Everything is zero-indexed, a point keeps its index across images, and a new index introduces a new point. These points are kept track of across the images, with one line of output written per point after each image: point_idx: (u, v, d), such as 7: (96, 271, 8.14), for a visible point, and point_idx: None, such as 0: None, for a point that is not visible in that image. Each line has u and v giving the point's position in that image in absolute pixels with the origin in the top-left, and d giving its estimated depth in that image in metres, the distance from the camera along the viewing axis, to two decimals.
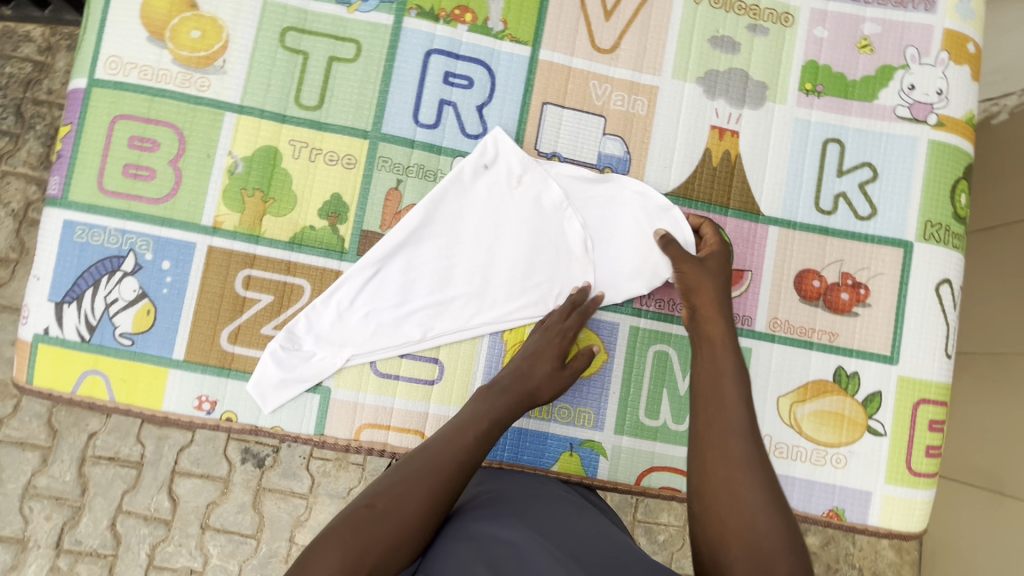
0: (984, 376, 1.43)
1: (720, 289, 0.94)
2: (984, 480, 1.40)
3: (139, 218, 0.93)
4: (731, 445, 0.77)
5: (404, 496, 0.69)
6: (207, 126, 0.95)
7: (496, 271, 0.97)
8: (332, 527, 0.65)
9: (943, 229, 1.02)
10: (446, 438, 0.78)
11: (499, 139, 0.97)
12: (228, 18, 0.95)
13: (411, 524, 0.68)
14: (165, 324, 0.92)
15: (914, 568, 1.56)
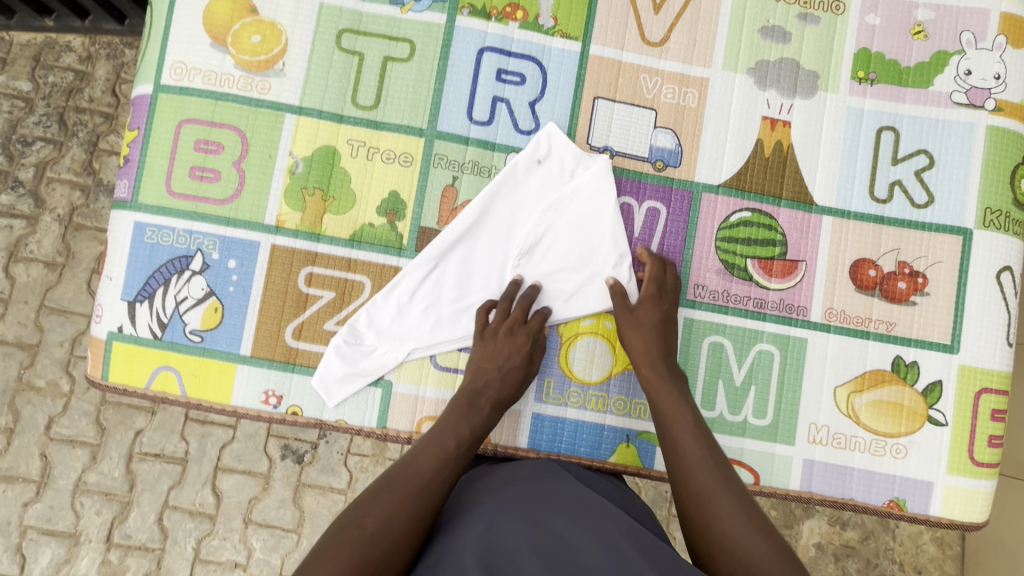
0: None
1: (657, 357, 0.93)
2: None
3: (205, 218, 0.96)
4: (716, 490, 0.82)
5: (389, 513, 0.74)
6: (269, 127, 0.97)
7: (548, 266, 0.98)
8: (322, 547, 0.70)
9: (1003, 215, 1.00)
10: (422, 453, 0.83)
11: (553, 135, 0.98)
12: (287, 22, 0.98)
13: (397, 532, 0.72)
14: (232, 321, 0.95)
15: (957, 564, 1.54)
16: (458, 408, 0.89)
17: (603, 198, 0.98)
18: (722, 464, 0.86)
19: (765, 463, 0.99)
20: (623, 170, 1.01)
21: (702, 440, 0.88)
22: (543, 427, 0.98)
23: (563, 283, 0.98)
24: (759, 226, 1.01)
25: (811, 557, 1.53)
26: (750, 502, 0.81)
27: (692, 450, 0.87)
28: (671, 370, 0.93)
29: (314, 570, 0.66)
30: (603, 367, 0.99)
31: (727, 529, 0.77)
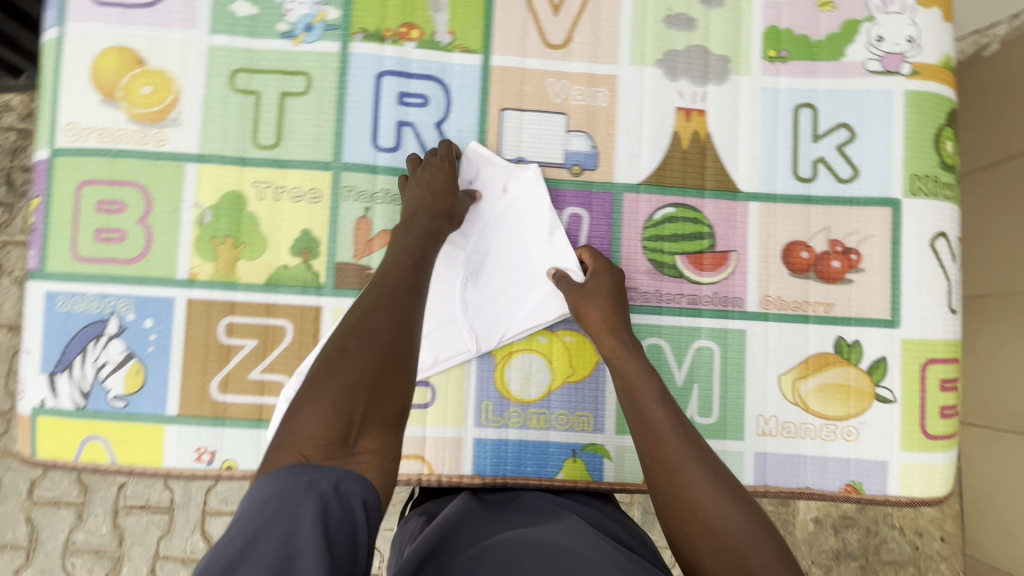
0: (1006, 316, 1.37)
1: (619, 324, 0.90)
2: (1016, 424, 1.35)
3: (116, 280, 0.93)
4: (687, 458, 0.77)
5: (371, 331, 0.72)
6: (171, 179, 0.94)
7: (494, 284, 0.97)
8: (306, 398, 0.66)
9: (931, 180, 0.98)
10: (370, 288, 0.79)
11: (478, 155, 0.97)
12: (176, 68, 0.95)
13: (360, 342, 0.71)
14: (154, 382, 0.92)
15: (956, 522, 1.52)
16: (406, 262, 0.83)
17: (538, 207, 0.97)
18: (692, 433, 0.80)
19: None
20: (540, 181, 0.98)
21: (669, 410, 0.82)
22: (486, 451, 0.96)
23: (526, 296, 0.97)
24: (684, 221, 0.99)
25: (809, 532, 1.51)
26: (723, 472, 0.77)
27: (660, 425, 0.80)
28: (630, 334, 0.90)
29: (307, 409, 0.64)
30: (541, 384, 0.97)
31: (701, 507, 0.74)
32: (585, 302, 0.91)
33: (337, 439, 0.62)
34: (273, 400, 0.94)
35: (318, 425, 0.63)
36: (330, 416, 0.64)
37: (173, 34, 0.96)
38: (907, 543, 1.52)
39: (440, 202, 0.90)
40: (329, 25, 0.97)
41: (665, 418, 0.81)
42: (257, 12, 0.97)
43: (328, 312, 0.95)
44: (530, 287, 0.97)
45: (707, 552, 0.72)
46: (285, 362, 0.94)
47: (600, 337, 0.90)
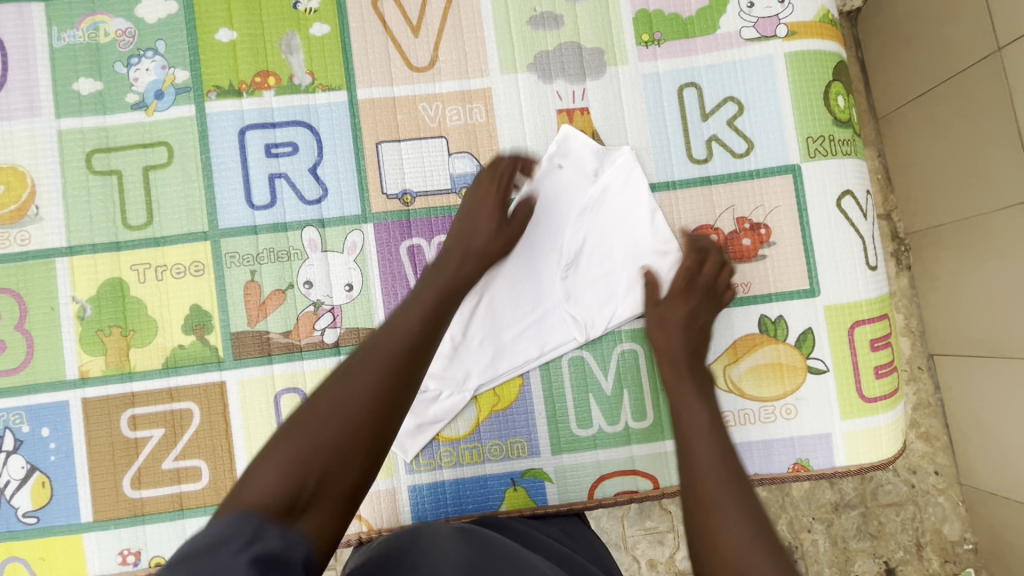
0: (964, 242, 1.32)
1: (678, 354, 0.86)
2: (991, 347, 1.31)
3: (3, 393, 0.88)
4: (726, 488, 0.71)
5: (341, 395, 0.61)
6: (42, 278, 0.89)
7: (586, 272, 0.95)
8: (266, 455, 0.58)
9: (827, 140, 0.95)
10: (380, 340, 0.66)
11: (570, 136, 0.94)
12: (28, 161, 0.90)
13: (330, 417, 0.60)
14: (64, 491, 0.88)
15: (948, 454, 1.49)
16: (433, 283, 0.77)
17: (634, 188, 0.94)
18: (735, 462, 0.74)
19: (659, 464, 0.94)
20: (430, 210, 0.94)
21: (720, 436, 0.76)
22: (423, 497, 0.92)
23: (618, 284, 0.95)
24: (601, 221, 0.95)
25: (806, 489, 1.52)
26: (759, 509, 0.69)
27: (706, 454, 0.75)
28: (695, 376, 0.84)
29: (260, 468, 0.56)
30: (469, 417, 0.93)
31: (725, 536, 0.67)
32: (666, 331, 0.87)
33: (280, 507, 0.53)
34: (192, 487, 0.89)
35: (266, 492, 0.54)
36: (283, 481, 0.55)
37: (17, 126, 0.91)
38: (903, 483, 1.51)
39: (479, 242, 0.85)
40: (180, 88, 0.92)
41: (712, 452, 0.75)
42: (103, 87, 0.92)
43: (233, 385, 0.90)
44: (633, 268, 0.95)
45: None
46: (197, 445, 0.90)
47: (670, 355, 0.86)
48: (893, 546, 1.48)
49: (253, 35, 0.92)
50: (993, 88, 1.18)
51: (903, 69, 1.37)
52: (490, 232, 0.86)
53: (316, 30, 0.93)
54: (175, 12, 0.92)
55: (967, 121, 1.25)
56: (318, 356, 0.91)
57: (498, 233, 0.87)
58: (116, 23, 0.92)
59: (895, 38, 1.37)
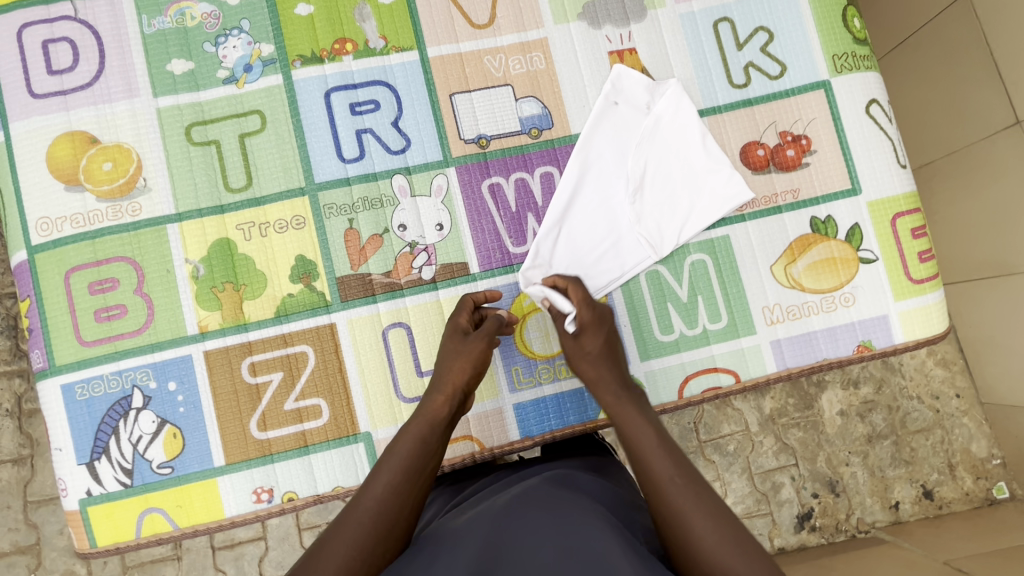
0: (963, 173, 1.50)
1: (614, 381, 0.89)
2: (994, 266, 1.47)
3: (129, 354, 0.94)
4: (689, 501, 0.72)
5: (353, 514, 0.76)
6: (155, 244, 0.96)
7: (650, 197, 1.03)
8: (318, 546, 0.73)
9: (850, 56, 1.06)
10: (430, 401, 0.87)
11: (623, 75, 1.04)
12: (131, 139, 0.97)
13: (412, 452, 0.82)
14: (195, 439, 0.93)
15: (966, 376, 1.65)
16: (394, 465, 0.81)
17: (685, 115, 1.03)
18: (697, 483, 0.74)
19: (738, 360, 1.02)
20: (504, 151, 1.03)
21: (676, 462, 0.76)
22: (528, 413, 0.99)
23: (682, 204, 1.03)
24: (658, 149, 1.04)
25: (839, 426, 1.61)
26: (738, 530, 0.70)
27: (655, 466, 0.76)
28: (629, 393, 0.88)
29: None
30: None
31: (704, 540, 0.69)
32: (596, 365, 0.91)
33: None
34: (314, 424, 0.95)
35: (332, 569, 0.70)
36: None
37: (118, 107, 0.98)
38: (929, 409, 1.64)
39: (440, 410, 0.87)
40: (266, 60, 1.00)
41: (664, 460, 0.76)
42: (194, 66, 1.00)
43: (343, 326, 0.97)
44: (692, 188, 1.04)
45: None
46: (315, 385, 0.96)
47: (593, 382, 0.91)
48: (927, 469, 1.61)
49: (329, 7, 1.01)
50: (963, 29, 1.40)
51: (888, 23, 1.61)
52: (448, 398, 0.88)
53: None
54: None
55: (943, 62, 1.47)
56: (418, 292, 0.99)
57: (460, 351, 0.90)
58: (201, 7, 1.00)
59: None
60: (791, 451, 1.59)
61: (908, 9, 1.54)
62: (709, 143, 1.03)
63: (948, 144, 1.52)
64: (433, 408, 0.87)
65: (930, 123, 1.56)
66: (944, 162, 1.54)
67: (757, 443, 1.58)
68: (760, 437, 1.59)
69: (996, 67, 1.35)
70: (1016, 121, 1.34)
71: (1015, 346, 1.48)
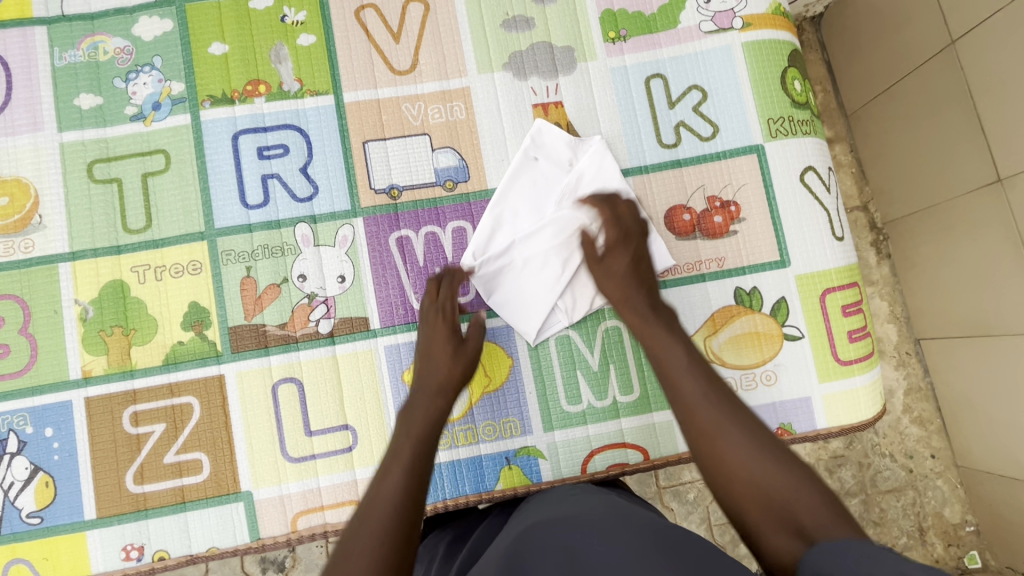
0: (942, 227, 1.43)
1: (640, 301, 0.88)
2: (972, 326, 1.41)
3: (8, 396, 0.91)
4: (728, 434, 0.71)
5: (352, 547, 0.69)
6: (46, 283, 0.93)
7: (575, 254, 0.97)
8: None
9: (786, 120, 1.01)
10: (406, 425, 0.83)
11: (543, 129, 0.99)
12: (31, 173, 0.95)
13: (399, 477, 0.76)
14: (68, 489, 0.90)
15: (943, 436, 1.55)
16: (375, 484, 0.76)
17: (608, 172, 0.98)
18: (758, 426, 0.73)
19: (648, 436, 0.97)
20: (416, 203, 0.99)
21: (744, 425, 0.72)
22: None
23: None
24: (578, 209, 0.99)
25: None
26: (793, 464, 0.69)
27: (691, 393, 0.76)
28: (657, 315, 0.87)
29: None
30: (461, 400, 0.96)
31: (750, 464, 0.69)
32: (643, 325, 0.86)
33: None
34: (194, 479, 0.91)
35: None
36: None
37: (21, 140, 0.95)
38: (902, 468, 1.55)
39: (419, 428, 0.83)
40: (176, 99, 0.97)
41: (697, 385, 0.77)
42: (103, 101, 0.97)
43: (232, 378, 0.93)
44: None
45: (747, 503, 0.67)
46: (198, 439, 0.92)
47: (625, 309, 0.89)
48: (896, 532, 1.53)
49: (244, 47, 0.98)
50: (946, 81, 1.34)
51: (861, 75, 1.55)
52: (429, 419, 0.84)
53: (303, 40, 1.00)
54: (170, 29, 0.98)
55: (925, 112, 1.41)
56: (313, 346, 0.94)
57: (456, 357, 0.89)
58: (114, 41, 0.98)
59: (853, 38, 1.54)
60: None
61: (886, 56, 1.47)
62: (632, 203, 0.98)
63: (925, 195, 1.45)
64: (421, 424, 0.83)
65: (909, 174, 1.49)
66: (923, 214, 1.47)
67: None
68: None
69: (980, 123, 1.30)
70: (998, 179, 1.28)
71: (1000, 413, 1.39)
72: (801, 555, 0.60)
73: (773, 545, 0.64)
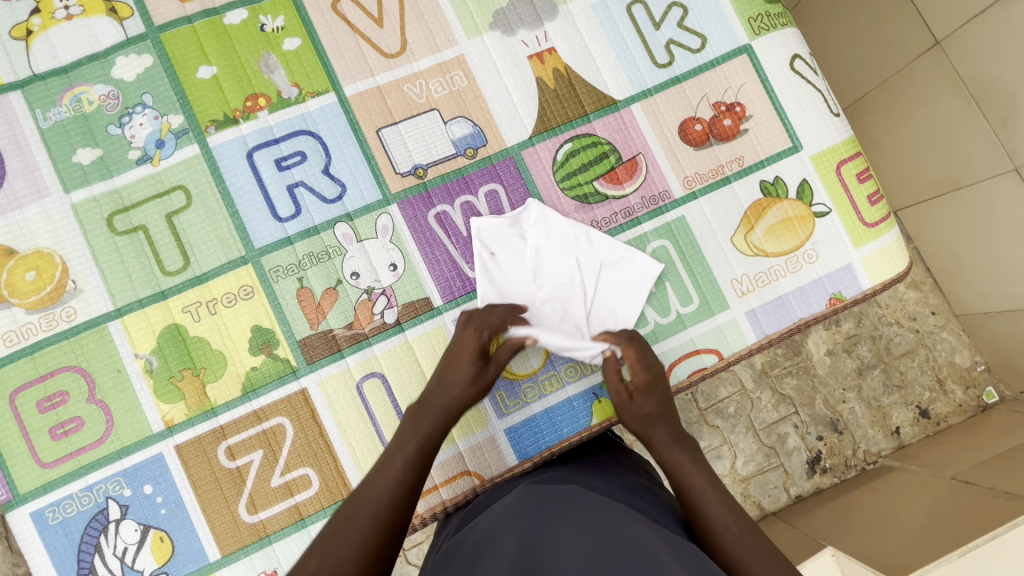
0: (897, 100, 1.51)
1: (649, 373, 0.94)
2: (945, 183, 1.50)
3: (95, 466, 0.89)
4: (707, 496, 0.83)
5: (363, 496, 0.81)
6: (100, 346, 0.90)
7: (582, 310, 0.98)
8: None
9: (765, 16, 1.06)
10: (409, 424, 0.87)
11: (479, 225, 0.98)
12: (51, 241, 0.91)
13: (392, 478, 0.82)
14: (184, 538, 0.89)
15: (938, 293, 1.68)
16: (376, 471, 0.83)
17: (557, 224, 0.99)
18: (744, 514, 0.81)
19: (717, 338, 1.02)
20: (444, 177, 1.00)
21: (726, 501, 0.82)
22: (520, 434, 0.97)
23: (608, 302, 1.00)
24: (593, 147, 1.03)
25: (829, 365, 1.63)
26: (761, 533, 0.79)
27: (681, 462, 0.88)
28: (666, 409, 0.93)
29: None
30: (538, 351, 0.99)
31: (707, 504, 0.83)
32: (645, 426, 0.92)
33: None
34: (306, 494, 0.92)
35: None
36: None
37: (30, 211, 0.92)
38: (910, 331, 1.66)
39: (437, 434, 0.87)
40: (178, 132, 0.95)
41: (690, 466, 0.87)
42: (102, 152, 0.94)
43: (315, 389, 0.93)
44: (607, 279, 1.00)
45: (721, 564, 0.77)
46: (298, 455, 0.92)
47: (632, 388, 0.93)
48: (919, 390, 1.64)
49: (232, 65, 0.97)
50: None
51: None
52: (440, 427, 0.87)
53: (288, 45, 0.98)
54: (151, 63, 0.95)
55: None
56: (385, 338, 0.95)
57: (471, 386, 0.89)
58: (97, 89, 0.95)
59: None
60: (790, 400, 1.61)
61: None
62: (595, 239, 0.99)
63: (874, 74, 1.54)
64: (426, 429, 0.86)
65: (856, 58, 1.57)
66: (877, 92, 1.56)
67: (756, 399, 1.60)
68: (757, 393, 1.60)
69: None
70: (935, 42, 1.36)
71: (987, 258, 1.49)
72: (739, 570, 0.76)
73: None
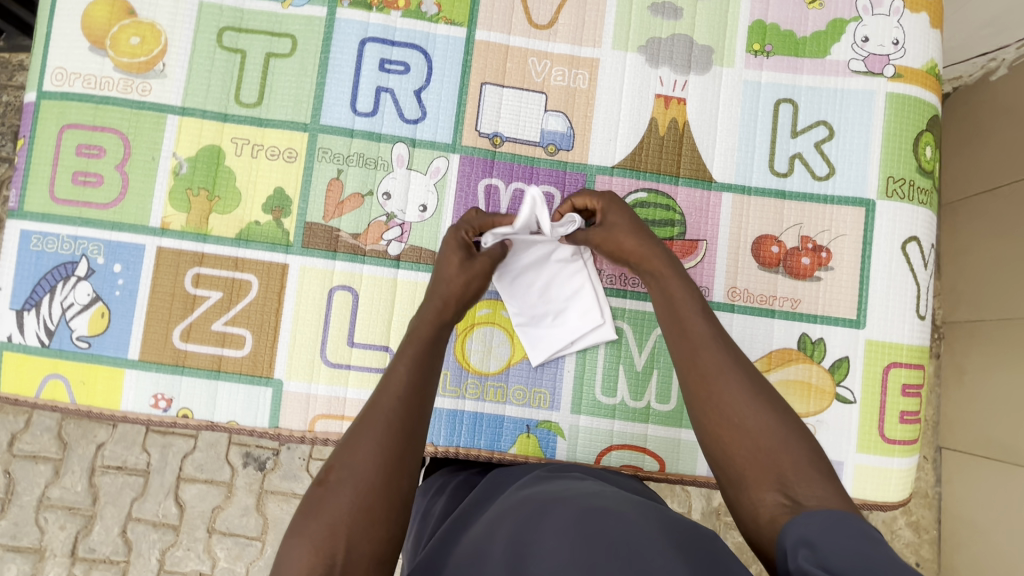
0: (1004, 345, 1.34)
1: (652, 242, 0.87)
2: (1008, 452, 1.32)
3: (90, 223, 0.94)
4: (723, 373, 0.74)
5: (350, 460, 0.68)
6: (151, 130, 0.96)
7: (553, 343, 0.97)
8: (303, 517, 0.65)
9: (907, 184, 0.97)
10: (393, 368, 0.77)
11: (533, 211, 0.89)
12: (166, 22, 0.97)
13: (387, 405, 0.73)
14: (119, 325, 0.94)
15: (933, 549, 1.48)
16: (358, 425, 0.72)
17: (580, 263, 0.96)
18: (775, 399, 0.72)
19: (669, 449, 0.97)
20: (514, 156, 0.98)
21: (748, 380, 0.73)
22: (440, 421, 0.96)
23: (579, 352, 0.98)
24: (662, 209, 0.98)
25: None
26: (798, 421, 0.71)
27: (701, 335, 0.78)
28: (671, 263, 0.86)
29: (291, 549, 0.62)
30: (501, 357, 0.97)
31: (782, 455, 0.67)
32: (640, 247, 0.87)
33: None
34: (233, 353, 0.94)
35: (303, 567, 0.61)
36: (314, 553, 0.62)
37: None
38: None
39: (400, 387, 0.75)
40: None
41: (708, 336, 0.78)
42: None
43: (295, 270, 0.95)
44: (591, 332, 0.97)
45: (736, 453, 0.69)
46: (247, 316, 0.95)
47: (642, 258, 0.87)
48: None
49: None
50: None
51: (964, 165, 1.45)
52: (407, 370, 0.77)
53: None
54: None
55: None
56: (378, 264, 0.96)
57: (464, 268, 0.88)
58: None
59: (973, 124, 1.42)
60: None
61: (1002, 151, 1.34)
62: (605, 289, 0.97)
63: (1000, 307, 1.35)
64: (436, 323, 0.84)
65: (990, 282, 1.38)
66: (990, 324, 1.37)
67: None
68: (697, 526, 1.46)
69: None
70: None
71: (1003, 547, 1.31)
72: (783, 526, 0.61)
73: (753, 499, 0.66)
